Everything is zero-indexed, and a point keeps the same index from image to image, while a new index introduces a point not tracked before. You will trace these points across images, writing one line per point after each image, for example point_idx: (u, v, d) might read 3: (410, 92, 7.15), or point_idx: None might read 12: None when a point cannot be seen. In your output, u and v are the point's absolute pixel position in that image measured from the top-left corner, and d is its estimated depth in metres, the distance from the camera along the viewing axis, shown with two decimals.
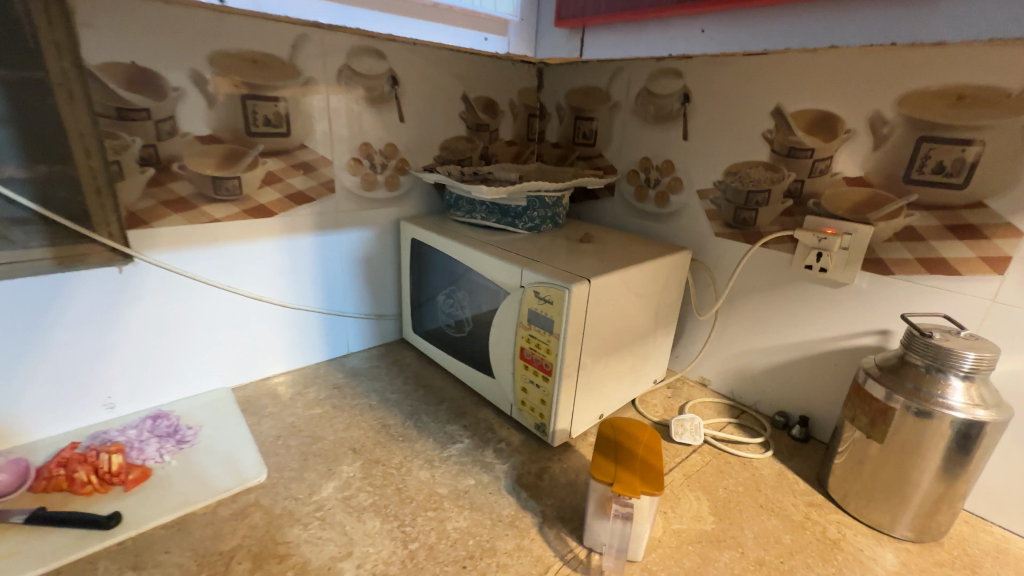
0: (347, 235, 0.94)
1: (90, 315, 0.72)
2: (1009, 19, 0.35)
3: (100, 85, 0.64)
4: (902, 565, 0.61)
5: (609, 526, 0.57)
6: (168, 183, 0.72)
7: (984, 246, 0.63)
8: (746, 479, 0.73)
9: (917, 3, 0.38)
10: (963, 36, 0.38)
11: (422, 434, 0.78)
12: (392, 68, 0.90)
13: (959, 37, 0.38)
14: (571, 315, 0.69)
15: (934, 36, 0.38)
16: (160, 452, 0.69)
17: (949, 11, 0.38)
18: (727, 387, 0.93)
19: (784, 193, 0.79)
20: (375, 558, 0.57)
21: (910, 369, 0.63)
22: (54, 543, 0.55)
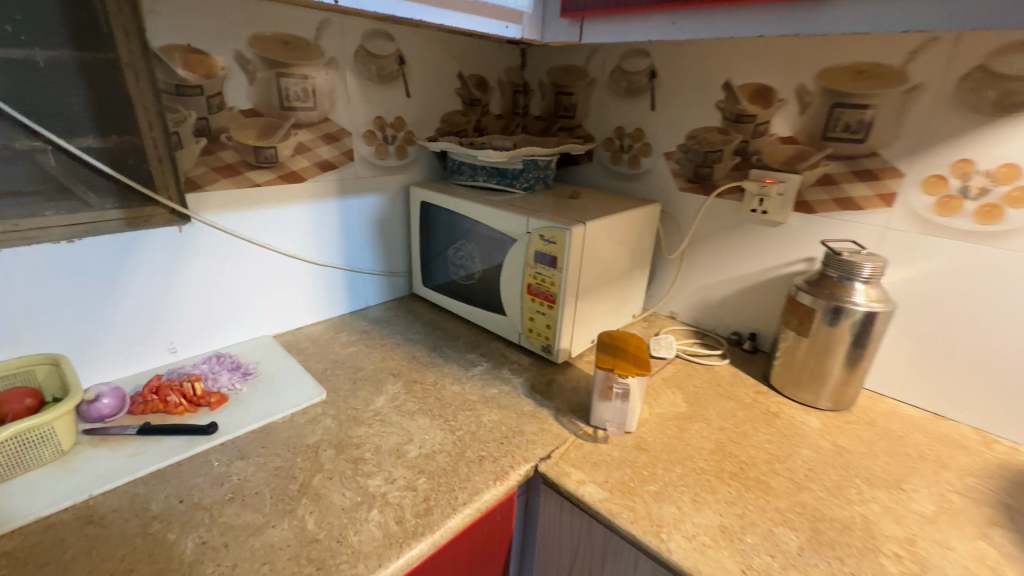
0: (364, 200, 1.06)
1: (158, 269, 0.82)
2: (869, 19, 0.54)
3: (162, 64, 0.74)
4: (823, 424, 0.82)
5: (612, 406, 0.74)
6: (218, 152, 0.83)
7: (879, 185, 0.83)
8: (709, 378, 0.93)
9: (812, 8, 0.57)
10: (842, 29, 0.56)
11: (447, 360, 0.94)
12: (400, 49, 1.02)
13: (839, 30, 0.56)
14: (571, 252, 0.85)
15: (824, 30, 0.57)
16: (232, 381, 0.81)
17: (833, 14, 0.56)
18: (692, 317, 1.12)
19: (734, 152, 0.97)
20: (432, 441, 0.72)
21: (827, 280, 0.83)
22: (168, 445, 0.68)
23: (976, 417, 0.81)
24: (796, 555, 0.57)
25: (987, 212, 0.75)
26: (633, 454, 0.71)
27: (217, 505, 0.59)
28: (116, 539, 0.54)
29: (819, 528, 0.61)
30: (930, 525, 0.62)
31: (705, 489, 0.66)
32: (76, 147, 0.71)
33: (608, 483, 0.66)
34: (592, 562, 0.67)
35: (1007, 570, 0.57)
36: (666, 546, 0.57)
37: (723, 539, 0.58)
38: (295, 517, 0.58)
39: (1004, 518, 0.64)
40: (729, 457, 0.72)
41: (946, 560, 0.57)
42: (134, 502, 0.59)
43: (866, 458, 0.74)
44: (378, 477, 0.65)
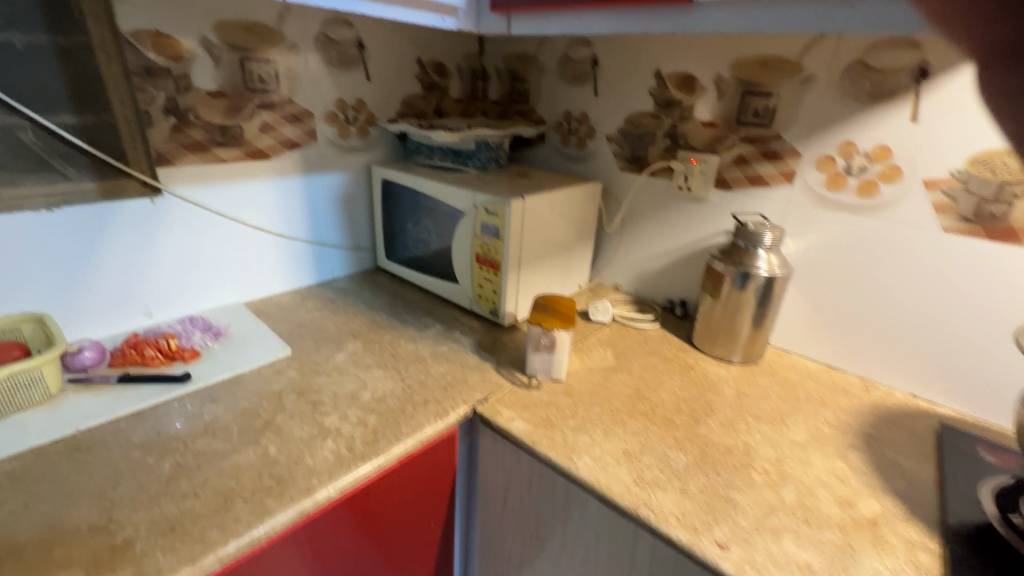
0: (328, 177, 1.14)
1: (132, 238, 0.89)
2: (724, 21, 0.65)
3: (132, 48, 0.81)
4: (731, 374, 0.94)
5: (541, 357, 0.85)
6: (187, 130, 0.90)
7: (782, 165, 0.94)
8: (639, 338, 1.05)
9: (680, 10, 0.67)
10: (704, 28, 0.66)
11: (404, 323, 1.04)
12: (359, 36, 1.09)
13: (701, 28, 0.67)
14: (512, 223, 0.95)
15: (689, 28, 0.67)
16: (204, 339, 0.89)
17: (697, 15, 0.66)
18: (632, 287, 1.23)
19: (665, 135, 1.08)
20: (383, 387, 0.82)
21: (736, 248, 0.94)
22: (145, 391, 0.76)
23: (858, 366, 0.94)
24: (681, 469, 0.68)
25: (867, 187, 0.86)
26: (559, 397, 0.83)
27: (190, 437, 0.69)
28: (103, 462, 0.63)
29: (706, 450, 0.73)
30: (799, 447, 0.75)
31: (617, 422, 0.77)
32: (53, 122, 0.77)
33: (534, 418, 0.77)
34: (521, 488, 0.78)
35: (851, 479, 0.69)
36: (574, 465, 0.68)
37: (623, 459, 0.70)
38: (259, 445, 0.68)
39: (862, 442, 0.77)
40: (642, 399, 0.84)
41: (804, 472, 0.69)
42: (117, 435, 0.68)
43: (760, 399, 0.86)
44: (332, 415, 0.74)
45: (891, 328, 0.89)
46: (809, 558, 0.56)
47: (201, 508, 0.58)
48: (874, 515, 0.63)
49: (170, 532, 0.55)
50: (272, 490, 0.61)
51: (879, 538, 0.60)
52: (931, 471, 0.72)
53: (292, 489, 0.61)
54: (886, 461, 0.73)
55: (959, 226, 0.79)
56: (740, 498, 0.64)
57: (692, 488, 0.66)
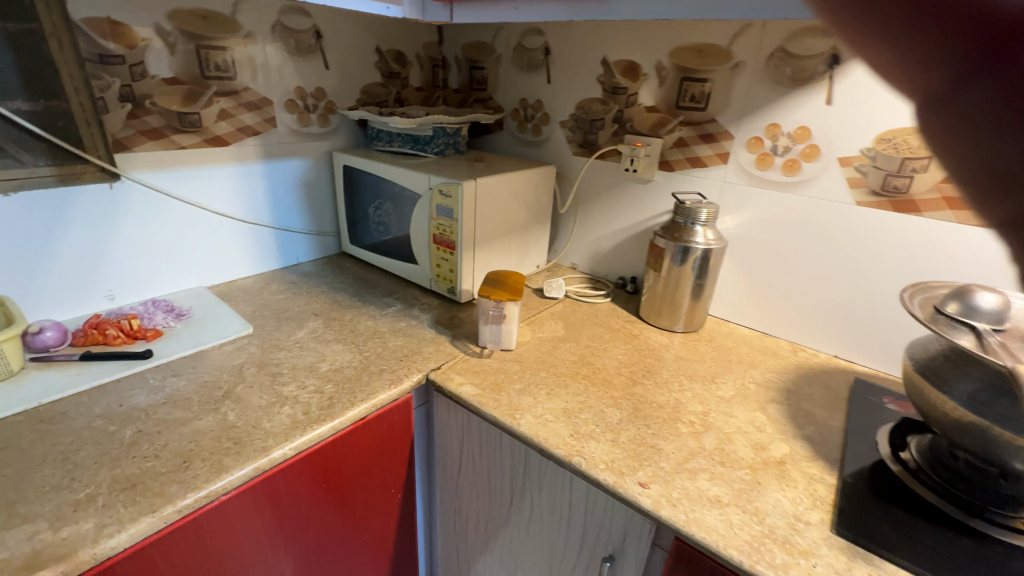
0: (289, 163, 1.17)
1: (91, 223, 0.91)
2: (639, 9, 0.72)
3: (85, 35, 0.83)
4: (671, 341, 1.01)
5: (492, 328, 0.91)
6: (143, 116, 0.93)
7: (718, 147, 1.01)
8: (590, 311, 1.11)
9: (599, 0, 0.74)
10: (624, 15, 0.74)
11: (366, 303, 1.08)
12: (316, 24, 1.12)
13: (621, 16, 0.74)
14: (465, 204, 0.99)
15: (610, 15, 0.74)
16: (166, 320, 0.93)
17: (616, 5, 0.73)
18: (588, 266, 1.30)
19: (613, 120, 1.14)
20: (341, 360, 0.86)
21: (676, 225, 1.00)
22: (108, 368, 0.79)
23: (788, 333, 1.02)
24: (615, 423, 0.75)
25: (790, 165, 0.93)
26: (508, 364, 0.88)
27: (152, 407, 0.72)
28: (66, 430, 0.67)
29: (640, 406, 0.79)
30: (725, 403, 0.82)
31: (560, 385, 0.83)
32: (6, 109, 0.78)
33: (482, 383, 0.83)
34: (473, 449, 0.84)
35: (767, 427, 0.76)
36: (516, 423, 0.74)
37: (562, 416, 0.76)
38: (219, 412, 0.72)
39: (783, 396, 0.84)
40: (587, 365, 0.90)
41: (726, 423, 0.77)
42: (80, 406, 0.71)
43: (695, 363, 0.93)
44: (291, 385, 0.79)
45: (815, 296, 0.97)
46: (719, 493, 0.63)
47: (161, 468, 0.62)
48: (783, 456, 0.71)
49: (131, 488, 0.59)
50: (230, 450, 0.65)
51: (784, 475, 0.67)
52: (839, 419, 0.79)
53: (250, 448, 0.66)
54: (800, 412, 0.81)
55: (870, 200, 0.87)
56: (665, 446, 0.71)
57: (623, 438, 0.72)
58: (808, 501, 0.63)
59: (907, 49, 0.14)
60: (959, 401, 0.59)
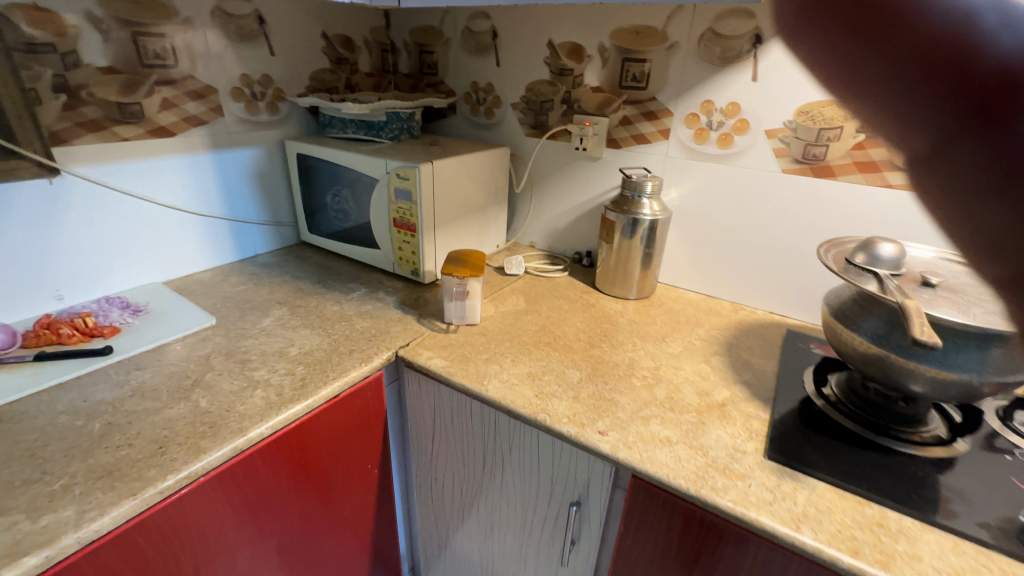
0: (240, 153, 1.15)
1: (31, 221, 0.88)
2: None
3: (9, 23, 0.79)
4: (625, 308, 1.09)
5: (456, 304, 0.95)
6: (81, 108, 0.89)
7: (660, 123, 1.08)
8: (549, 285, 1.17)
9: None
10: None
11: (330, 289, 1.09)
12: (258, 9, 1.10)
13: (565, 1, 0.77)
14: (423, 186, 1.02)
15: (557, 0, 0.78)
16: (123, 316, 0.91)
17: None
18: (545, 243, 1.35)
19: (562, 101, 1.19)
20: (309, 344, 0.88)
21: (624, 198, 1.07)
22: (65, 366, 0.78)
23: (729, 294, 1.12)
24: (575, 382, 0.81)
25: (724, 139, 1.01)
26: (474, 337, 0.93)
27: (118, 400, 0.72)
28: (28, 428, 0.66)
29: (598, 365, 0.86)
30: (674, 357, 0.90)
31: (524, 352, 0.89)
32: None
33: (450, 355, 0.87)
34: (446, 419, 0.89)
35: (710, 376, 0.85)
36: (484, 388, 0.79)
37: (527, 379, 0.82)
38: (190, 400, 0.73)
39: (724, 349, 0.93)
40: (548, 333, 0.96)
41: (674, 374, 0.85)
42: (41, 405, 0.70)
43: (647, 325, 1.01)
44: (261, 369, 0.81)
45: (751, 258, 1.06)
46: (669, 433, 0.71)
47: (137, 455, 0.63)
48: (724, 399, 0.79)
49: (107, 475, 0.60)
50: (207, 433, 0.67)
51: (725, 415, 0.75)
52: (772, 365, 0.89)
53: (227, 430, 0.68)
54: (739, 361, 0.90)
55: (793, 167, 0.96)
56: (621, 398, 0.78)
57: (583, 394, 0.78)
58: (745, 434, 0.71)
59: (896, 116, 0.25)
60: (866, 337, 0.69)
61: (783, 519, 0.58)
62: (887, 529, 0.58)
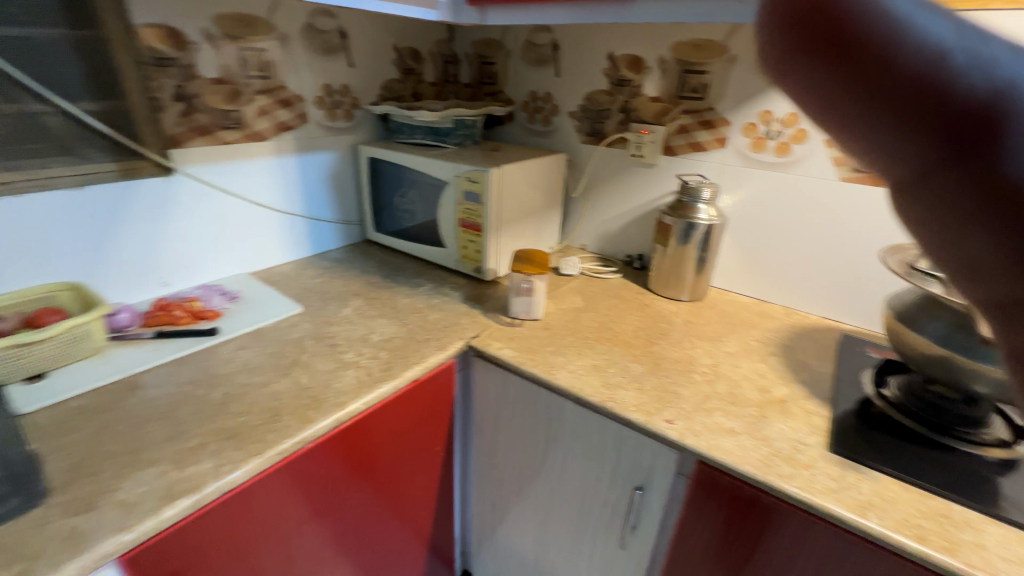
0: (319, 156, 1.25)
1: (148, 214, 0.99)
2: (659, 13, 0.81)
3: (143, 39, 0.90)
4: (679, 309, 1.13)
5: (522, 300, 1.01)
6: (193, 115, 1.00)
7: (717, 132, 1.12)
8: (604, 285, 1.22)
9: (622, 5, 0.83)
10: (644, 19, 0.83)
11: (399, 284, 1.18)
12: (341, 25, 1.19)
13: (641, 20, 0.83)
14: (491, 188, 1.09)
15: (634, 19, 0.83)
16: (222, 302, 1.02)
17: (639, 10, 0.82)
18: (596, 246, 1.40)
19: (619, 109, 1.24)
20: (388, 331, 0.96)
21: (681, 203, 1.11)
22: (181, 343, 0.88)
23: (782, 298, 1.15)
24: (638, 375, 0.86)
25: (782, 147, 1.04)
26: (539, 331, 0.99)
27: (230, 373, 0.81)
28: (160, 393, 0.76)
29: (659, 360, 0.91)
30: (731, 356, 0.94)
31: (586, 346, 0.95)
32: (78, 109, 0.87)
33: (518, 346, 0.93)
34: (511, 406, 0.95)
35: (769, 374, 0.88)
36: (554, 377, 0.85)
37: (593, 370, 0.87)
38: (292, 376, 0.81)
39: (780, 350, 0.96)
40: (607, 329, 1.01)
41: (733, 371, 0.88)
42: (166, 375, 0.80)
43: (702, 325, 1.05)
44: (349, 352, 0.89)
45: (806, 264, 1.09)
46: (733, 424, 0.75)
47: (255, 421, 0.71)
48: (784, 396, 0.82)
49: (234, 436, 0.68)
50: (311, 405, 0.75)
51: (786, 410, 0.79)
52: (829, 367, 0.92)
53: (328, 403, 0.75)
54: (795, 361, 0.93)
55: (852, 176, 0.99)
56: (684, 391, 0.82)
57: (647, 386, 0.83)
58: (807, 429, 0.75)
59: (873, 143, 0.16)
60: (930, 339, 0.71)
61: (849, 506, 0.62)
62: (951, 519, 0.61)
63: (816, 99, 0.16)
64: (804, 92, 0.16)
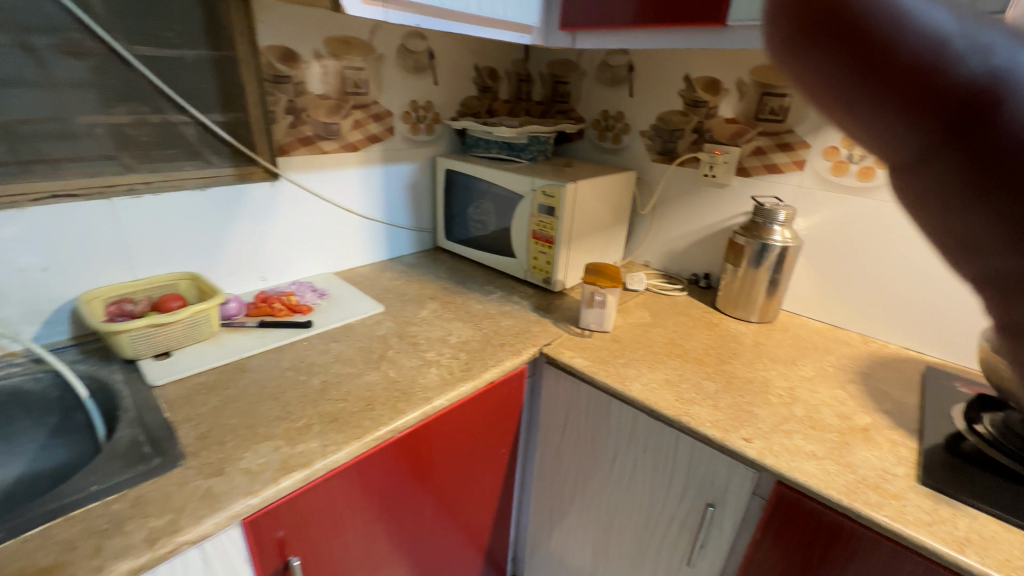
0: (402, 167, 1.33)
1: (255, 215, 1.09)
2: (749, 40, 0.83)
3: (266, 59, 1.01)
4: (750, 330, 1.12)
5: (594, 312, 1.04)
6: (300, 127, 1.10)
7: (796, 154, 1.11)
8: (670, 302, 1.23)
9: (713, 32, 0.86)
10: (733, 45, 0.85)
11: (471, 290, 1.23)
12: (430, 46, 1.28)
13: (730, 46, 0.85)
14: (566, 203, 1.13)
15: (722, 46, 0.86)
16: (313, 298, 1.10)
17: (729, 37, 0.85)
18: (661, 263, 1.41)
19: (693, 130, 1.26)
20: (465, 334, 1.01)
21: (755, 224, 1.10)
22: (281, 333, 0.96)
23: (859, 326, 1.12)
24: (712, 392, 0.87)
25: (866, 172, 1.03)
26: (610, 343, 1.01)
27: (326, 363, 0.88)
28: (267, 376, 0.84)
29: (732, 380, 0.91)
30: (808, 380, 0.92)
31: (657, 360, 0.96)
32: (208, 120, 0.98)
33: (590, 356, 0.96)
34: (580, 415, 0.97)
35: (849, 401, 0.87)
36: (628, 388, 0.87)
37: (666, 384, 0.88)
38: (381, 370, 0.87)
39: (859, 377, 0.94)
40: (677, 345, 1.02)
41: (810, 396, 0.87)
42: (271, 360, 0.88)
43: (774, 347, 1.04)
44: (431, 351, 0.94)
45: (887, 291, 1.06)
46: (814, 448, 0.74)
47: (352, 408, 0.77)
48: (866, 424, 0.81)
49: (335, 421, 0.74)
50: (401, 398, 0.80)
51: (869, 438, 0.77)
52: (914, 399, 0.89)
53: (417, 397, 0.81)
54: (877, 390, 0.90)
55: None
56: (760, 411, 0.82)
57: (721, 403, 0.84)
58: (894, 459, 0.73)
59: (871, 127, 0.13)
60: None
61: (944, 540, 0.60)
62: None
63: (820, 84, 0.13)
64: (806, 77, 0.13)
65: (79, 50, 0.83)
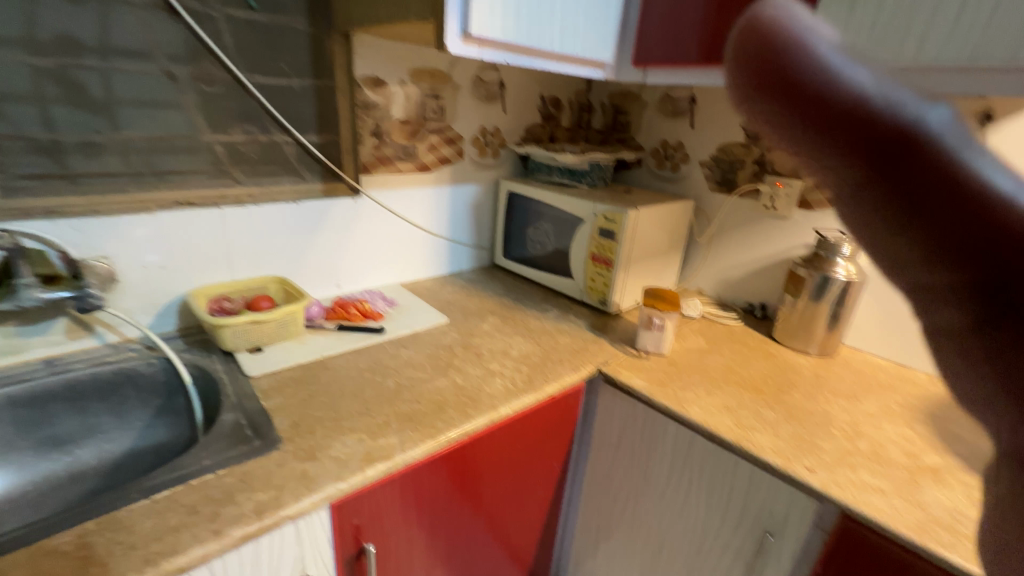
0: (467, 188, 1.42)
1: (337, 227, 1.19)
2: None
3: (359, 88, 1.12)
4: (809, 362, 1.11)
5: (652, 334, 1.06)
6: (382, 148, 1.20)
7: None
8: (725, 329, 1.24)
9: None
10: None
11: (529, 307, 1.28)
12: (501, 77, 1.37)
13: None
14: (627, 228, 1.18)
15: None
16: (383, 306, 1.18)
17: None
18: (715, 291, 1.42)
19: (755, 162, 1.28)
20: (526, 349, 1.06)
21: (818, 256, 1.10)
22: (357, 336, 1.04)
23: (925, 365, 1.09)
24: (772, 421, 0.87)
25: None
26: (666, 365, 1.03)
27: (399, 366, 0.95)
28: (347, 375, 0.91)
29: (793, 410, 0.91)
30: (872, 416, 0.91)
31: (715, 385, 0.97)
32: (307, 141, 1.09)
33: (648, 377, 0.98)
34: (634, 435, 0.99)
35: (917, 441, 0.85)
36: (686, 411, 0.89)
37: (725, 409, 0.89)
38: (449, 376, 0.93)
39: (927, 418, 0.92)
40: (735, 372, 1.03)
41: (876, 432, 0.86)
42: (350, 360, 0.96)
43: (836, 381, 1.03)
44: (494, 362, 0.99)
45: None
46: (880, 484, 0.74)
47: (425, 410, 0.83)
48: (937, 465, 0.79)
49: (410, 420, 0.80)
50: (469, 403, 0.85)
51: (940, 479, 0.76)
52: None
53: (485, 404, 0.85)
54: (948, 432, 0.88)
55: None
56: (823, 442, 0.82)
57: (782, 432, 0.84)
58: (967, 502, 0.72)
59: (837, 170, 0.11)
60: None
61: None
62: None
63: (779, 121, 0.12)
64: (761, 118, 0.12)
65: (209, 78, 0.96)
